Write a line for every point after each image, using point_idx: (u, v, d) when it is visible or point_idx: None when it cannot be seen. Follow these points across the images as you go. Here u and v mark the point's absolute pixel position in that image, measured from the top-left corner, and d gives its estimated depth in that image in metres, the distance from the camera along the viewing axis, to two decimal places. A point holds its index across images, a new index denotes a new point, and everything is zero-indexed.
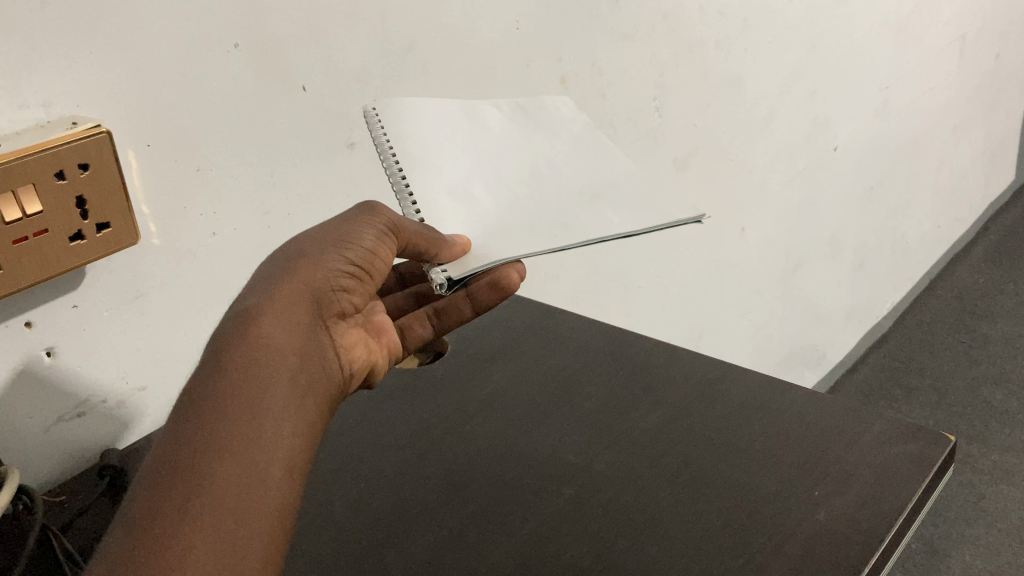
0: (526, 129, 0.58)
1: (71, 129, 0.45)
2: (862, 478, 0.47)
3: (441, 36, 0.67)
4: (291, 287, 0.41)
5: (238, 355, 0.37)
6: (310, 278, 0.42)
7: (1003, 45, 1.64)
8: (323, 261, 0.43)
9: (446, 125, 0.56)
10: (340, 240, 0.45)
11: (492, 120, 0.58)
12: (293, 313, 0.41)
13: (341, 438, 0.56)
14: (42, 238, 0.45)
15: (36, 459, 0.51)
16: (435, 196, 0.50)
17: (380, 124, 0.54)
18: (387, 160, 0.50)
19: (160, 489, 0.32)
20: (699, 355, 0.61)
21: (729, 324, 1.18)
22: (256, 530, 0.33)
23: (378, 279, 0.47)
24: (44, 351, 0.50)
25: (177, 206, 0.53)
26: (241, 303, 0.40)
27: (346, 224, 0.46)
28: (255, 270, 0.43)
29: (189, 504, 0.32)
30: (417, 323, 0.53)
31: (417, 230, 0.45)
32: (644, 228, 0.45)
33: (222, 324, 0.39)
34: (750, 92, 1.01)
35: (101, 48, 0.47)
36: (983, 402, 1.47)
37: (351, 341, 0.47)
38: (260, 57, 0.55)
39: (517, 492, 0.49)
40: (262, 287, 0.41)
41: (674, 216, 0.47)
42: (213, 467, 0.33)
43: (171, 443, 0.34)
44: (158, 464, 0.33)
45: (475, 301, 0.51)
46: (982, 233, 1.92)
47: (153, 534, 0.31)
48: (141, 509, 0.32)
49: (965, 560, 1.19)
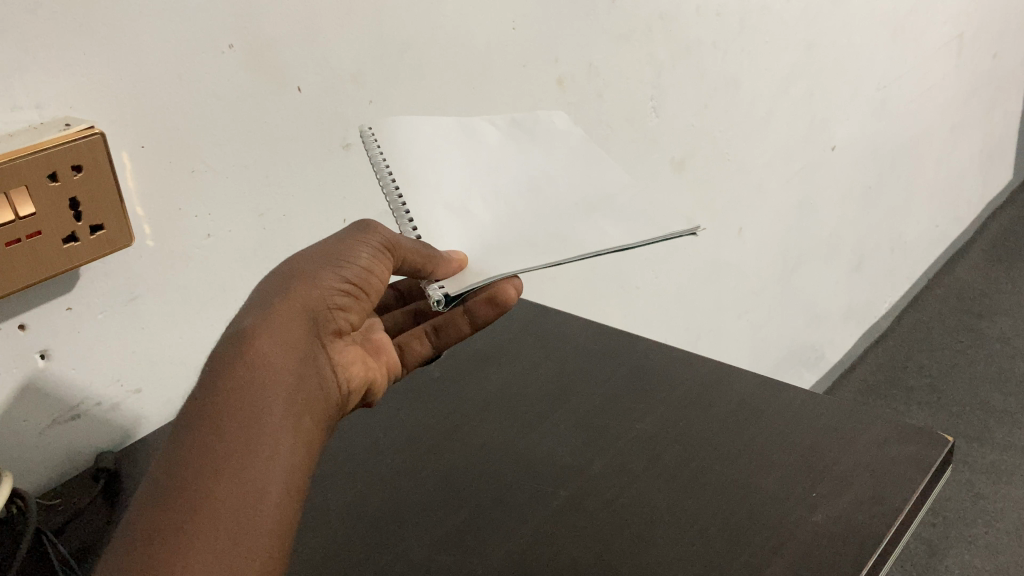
0: (522, 142, 0.57)
1: (64, 131, 0.45)
2: (860, 479, 0.47)
3: (436, 39, 0.67)
4: (287, 307, 0.40)
5: (233, 374, 0.37)
6: (306, 297, 0.41)
7: (1000, 45, 1.64)
8: (318, 279, 0.42)
9: (441, 137, 0.55)
10: (336, 258, 0.43)
11: (488, 138, 0.57)
12: (290, 333, 0.40)
13: (337, 441, 0.55)
14: (35, 240, 0.45)
15: (30, 462, 0.51)
16: (432, 213, 0.50)
17: (376, 143, 0.53)
18: (382, 176, 0.51)
19: (158, 507, 0.32)
20: (696, 356, 0.60)
21: (726, 324, 1.18)
22: (251, 541, 0.33)
23: (376, 296, 0.46)
24: (39, 354, 0.49)
25: (171, 208, 0.53)
26: (237, 324, 0.39)
27: (341, 243, 0.45)
28: (251, 292, 0.42)
29: (185, 521, 0.32)
30: (416, 340, 0.52)
31: (413, 248, 0.45)
32: (642, 241, 0.44)
33: (218, 346, 0.39)
34: (746, 92, 1.01)
35: (94, 49, 0.47)
36: (981, 402, 1.47)
37: (349, 359, 0.46)
38: (255, 59, 0.55)
39: (514, 495, 0.49)
40: (257, 308, 0.40)
41: (671, 226, 0.46)
42: (210, 486, 0.33)
43: (168, 463, 0.34)
44: (156, 484, 0.33)
45: (473, 317, 0.50)
46: (979, 233, 1.92)
47: (151, 556, 0.31)
48: (139, 530, 0.32)
49: (963, 560, 1.18)
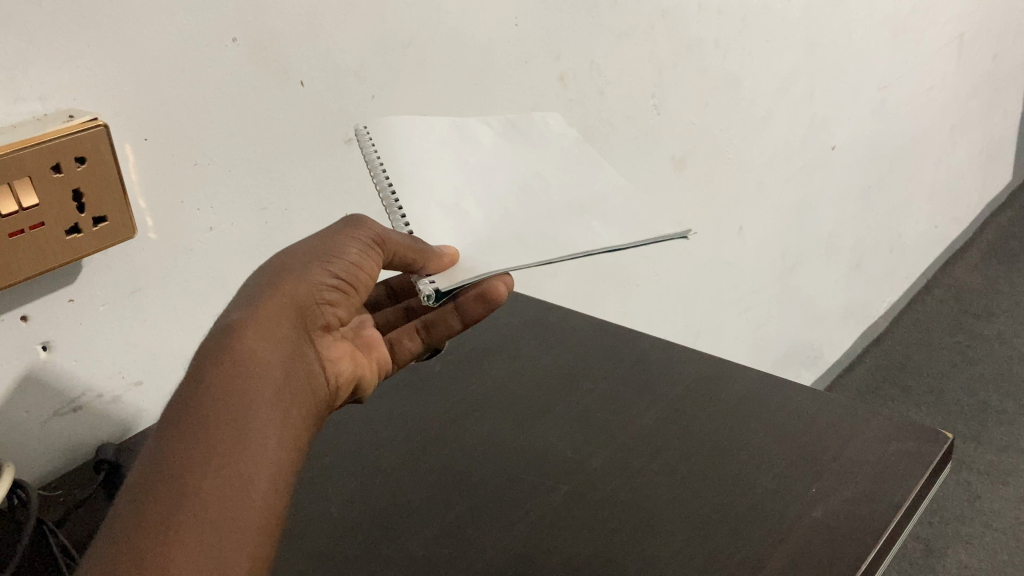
0: (516, 143, 0.57)
1: (68, 122, 0.45)
2: (860, 474, 0.47)
3: (439, 33, 0.67)
4: (273, 302, 0.40)
5: (220, 367, 0.37)
6: (292, 292, 0.41)
7: (1000, 47, 1.64)
8: (305, 275, 0.42)
9: (436, 139, 0.55)
10: (324, 254, 0.44)
11: (482, 134, 0.58)
12: (276, 328, 0.40)
13: (335, 436, 0.55)
14: (38, 231, 0.45)
15: (33, 454, 0.51)
16: (425, 208, 0.50)
17: (372, 143, 0.53)
18: (377, 176, 0.51)
19: (146, 501, 0.32)
20: (696, 353, 0.60)
21: (727, 323, 1.19)
22: (239, 539, 0.33)
23: (365, 292, 0.46)
24: (41, 345, 0.50)
25: (174, 201, 0.53)
26: (227, 317, 0.39)
27: (330, 237, 0.45)
28: (241, 286, 0.42)
29: (171, 515, 0.32)
30: (407, 337, 0.52)
31: (403, 242, 0.44)
32: (630, 242, 0.45)
33: (206, 339, 0.39)
34: (747, 91, 1.01)
35: (98, 41, 0.47)
36: (979, 402, 1.47)
37: (338, 355, 0.46)
38: (258, 53, 0.55)
39: (516, 487, 0.49)
40: (245, 302, 0.40)
41: (662, 230, 0.46)
42: (200, 479, 0.33)
43: (157, 453, 0.34)
44: (144, 473, 0.33)
45: (464, 314, 0.50)
46: (977, 234, 1.92)
47: (137, 546, 0.31)
48: (124, 521, 0.32)
49: (960, 560, 1.19)
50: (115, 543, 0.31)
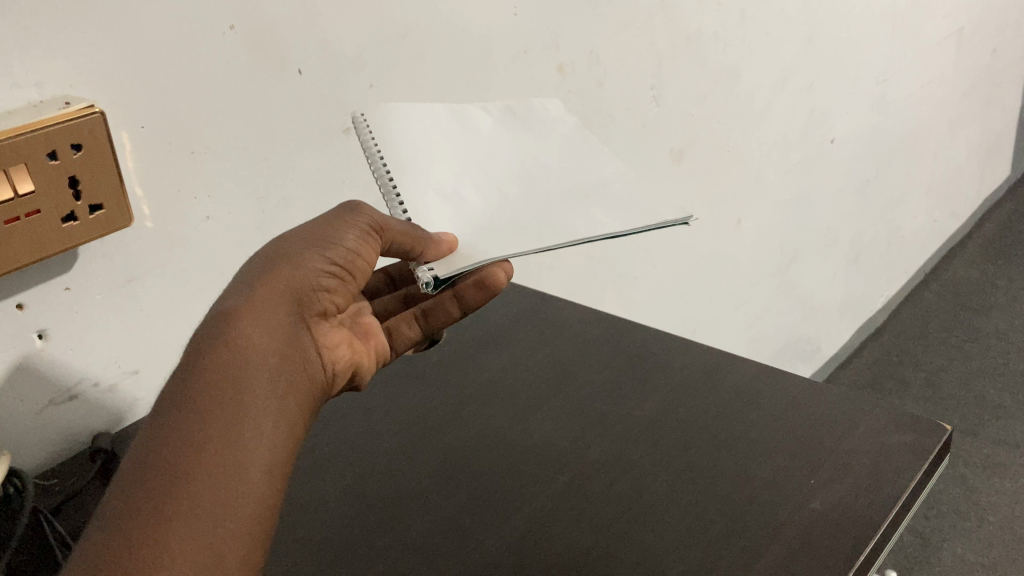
0: (515, 131, 0.57)
1: (63, 109, 0.45)
2: (858, 466, 0.47)
3: (437, 21, 0.66)
4: (269, 289, 0.40)
5: (216, 354, 0.36)
6: (289, 278, 0.41)
7: (999, 40, 1.64)
8: (302, 261, 0.42)
9: (436, 127, 0.55)
10: (322, 241, 0.43)
11: (481, 122, 0.58)
12: (272, 314, 0.39)
13: (333, 426, 0.55)
14: (34, 218, 0.44)
15: (30, 442, 0.51)
16: (423, 196, 0.49)
17: (371, 132, 0.53)
18: (376, 164, 0.50)
19: (140, 489, 0.32)
20: (694, 343, 0.60)
21: (725, 316, 1.19)
22: (233, 528, 0.33)
23: (362, 279, 0.46)
24: (36, 334, 0.49)
25: (172, 189, 0.53)
26: (222, 304, 0.39)
27: (327, 224, 0.45)
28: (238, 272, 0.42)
29: (167, 504, 0.32)
30: (406, 324, 0.52)
31: (401, 229, 0.44)
32: (631, 228, 0.44)
33: (201, 325, 0.38)
34: (745, 83, 1.01)
35: (94, 28, 0.47)
36: (976, 396, 1.48)
37: (336, 342, 0.46)
38: (256, 41, 0.55)
39: (514, 477, 0.49)
40: (240, 288, 0.40)
41: (663, 216, 0.46)
42: (195, 467, 0.33)
43: (152, 441, 0.34)
44: (138, 461, 0.33)
45: (463, 301, 0.50)
46: (975, 228, 1.93)
47: (132, 535, 0.31)
48: (118, 509, 0.31)
49: (955, 554, 1.19)
50: (109, 532, 0.31)
